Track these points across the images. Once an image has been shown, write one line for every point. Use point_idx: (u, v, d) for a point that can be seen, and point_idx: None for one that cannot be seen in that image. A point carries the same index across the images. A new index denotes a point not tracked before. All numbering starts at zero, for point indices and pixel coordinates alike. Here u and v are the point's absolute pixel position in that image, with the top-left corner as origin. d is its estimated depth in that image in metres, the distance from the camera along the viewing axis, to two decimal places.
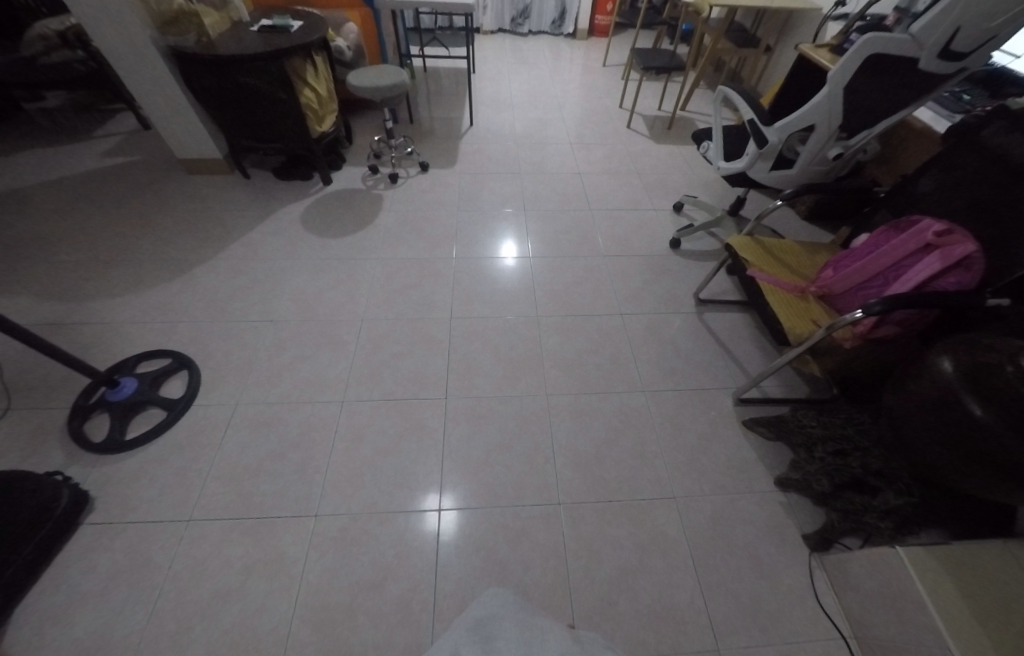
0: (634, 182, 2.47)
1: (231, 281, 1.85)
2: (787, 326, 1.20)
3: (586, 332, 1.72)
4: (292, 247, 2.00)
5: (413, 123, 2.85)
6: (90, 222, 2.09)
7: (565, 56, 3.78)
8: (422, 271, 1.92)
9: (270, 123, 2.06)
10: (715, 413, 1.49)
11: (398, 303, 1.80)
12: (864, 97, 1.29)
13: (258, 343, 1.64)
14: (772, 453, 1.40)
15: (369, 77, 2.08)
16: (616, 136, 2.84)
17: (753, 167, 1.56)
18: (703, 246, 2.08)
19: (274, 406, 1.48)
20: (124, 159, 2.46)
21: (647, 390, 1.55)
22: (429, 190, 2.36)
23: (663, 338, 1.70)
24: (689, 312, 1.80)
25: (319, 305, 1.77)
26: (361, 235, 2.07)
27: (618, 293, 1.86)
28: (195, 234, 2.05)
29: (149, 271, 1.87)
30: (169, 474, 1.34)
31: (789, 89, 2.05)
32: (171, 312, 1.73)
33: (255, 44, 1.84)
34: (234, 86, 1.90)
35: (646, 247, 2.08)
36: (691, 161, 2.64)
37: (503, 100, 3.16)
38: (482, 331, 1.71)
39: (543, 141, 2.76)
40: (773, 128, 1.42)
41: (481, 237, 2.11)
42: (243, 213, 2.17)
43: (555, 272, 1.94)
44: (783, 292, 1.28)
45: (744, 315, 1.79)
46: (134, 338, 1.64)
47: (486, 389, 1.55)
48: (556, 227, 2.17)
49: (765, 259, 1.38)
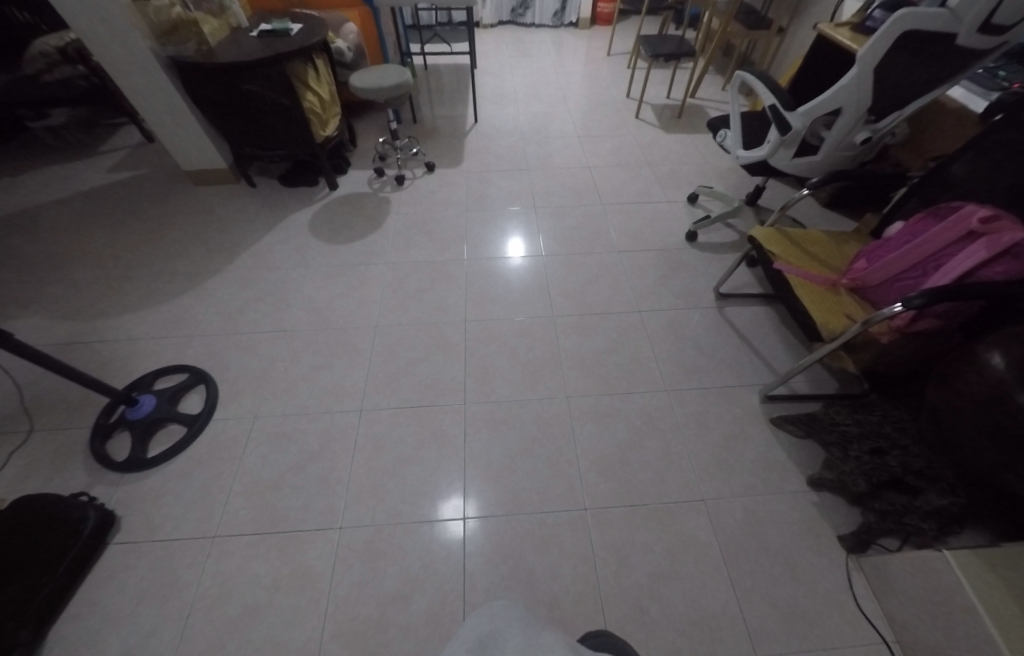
0: (646, 174, 2.41)
1: (244, 292, 1.84)
2: (819, 322, 1.16)
3: (604, 331, 1.68)
4: (301, 255, 1.98)
5: (417, 123, 2.81)
6: (100, 237, 2.09)
7: (568, 46, 3.70)
8: (434, 273, 1.89)
9: (273, 130, 2.03)
10: (742, 411, 1.45)
11: (411, 307, 1.77)
12: (893, 78, 1.23)
13: (273, 354, 1.63)
14: (801, 450, 1.36)
15: (372, 78, 2.03)
16: (624, 127, 2.78)
17: (775, 155, 1.51)
18: (720, 238, 2.03)
19: (294, 418, 1.47)
20: (131, 173, 2.45)
21: (670, 389, 1.51)
22: (435, 191, 2.32)
23: (683, 334, 1.66)
24: (708, 307, 1.75)
25: (331, 313, 1.75)
26: (371, 240, 2.05)
27: (635, 290, 1.82)
28: (205, 246, 2.04)
29: (162, 285, 1.87)
30: (192, 489, 1.33)
31: (808, 71, 1.98)
32: (185, 325, 1.72)
33: (256, 50, 1.81)
34: (237, 94, 1.88)
35: (661, 241, 2.03)
36: (703, 150, 2.58)
37: (506, 95, 3.10)
38: (498, 333, 1.68)
39: (550, 136, 2.71)
40: (796, 113, 1.38)
41: (490, 237, 2.07)
42: (251, 222, 2.15)
43: (569, 271, 1.90)
44: (812, 285, 1.24)
45: (765, 308, 1.74)
46: (150, 354, 1.64)
47: (505, 393, 1.51)
48: (567, 224, 2.12)
49: (793, 252, 1.33)
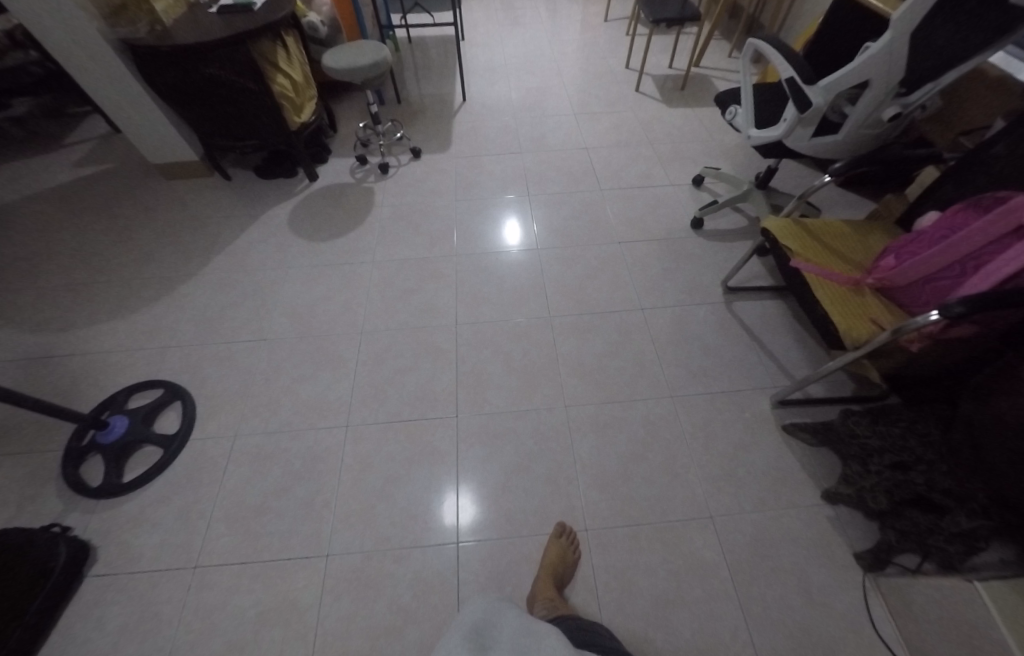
0: (648, 155, 2.24)
1: (221, 297, 1.73)
2: (842, 329, 1.04)
3: (604, 332, 1.57)
4: (279, 255, 1.86)
5: (401, 103, 2.63)
6: (68, 241, 1.97)
7: (562, 12, 3.44)
8: (422, 272, 1.77)
9: (243, 118, 1.88)
10: (752, 417, 1.36)
11: (399, 310, 1.65)
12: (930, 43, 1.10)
13: (252, 365, 1.53)
14: (816, 460, 1.28)
15: (346, 56, 1.84)
16: (623, 102, 2.59)
17: (792, 134, 1.40)
18: (727, 225, 1.90)
19: (274, 436, 1.37)
20: (99, 168, 2.31)
21: (676, 396, 1.41)
22: (422, 179, 2.17)
23: (688, 334, 1.55)
24: (715, 303, 1.63)
25: (313, 318, 1.64)
26: (354, 236, 1.92)
27: (637, 285, 1.70)
28: (179, 248, 1.92)
29: (135, 292, 1.77)
30: (172, 517, 1.26)
31: (826, 36, 1.80)
32: (159, 336, 1.63)
33: (216, 28, 1.65)
34: (198, 80, 1.72)
35: (664, 230, 1.89)
36: (709, 126, 2.40)
37: (497, 69, 2.89)
38: (492, 336, 1.57)
39: (544, 114, 2.52)
40: (816, 88, 1.26)
41: (482, 228, 1.94)
42: (228, 221, 2.03)
43: (566, 265, 1.77)
44: (834, 285, 1.12)
45: (777, 303, 1.63)
46: (122, 369, 1.54)
47: (499, 404, 1.41)
48: (564, 213, 1.98)
49: (811, 247, 1.21)
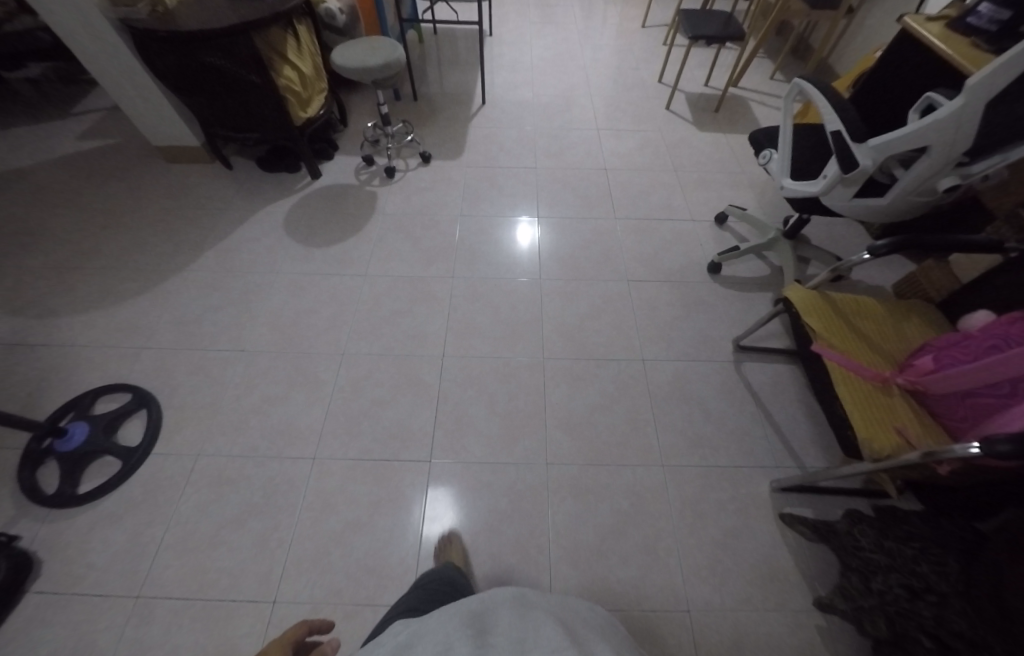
0: (670, 183, 2.09)
1: (205, 297, 1.65)
2: (862, 437, 0.93)
3: (598, 381, 1.46)
4: (271, 257, 1.77)
5: (418, 100, 2.51)
6: (62, 218, 1.91)
7: (598, 15, 3.27)
8: (415, 292, 1.67)
9: (246, 109, 1.78)
10: (747, 500, 1.25)
11: (385, 332, 1.55)
12: (991, 114, 0.98)
13: (224, 378, 1.45)
14: (811, 559, 1.17)
15: (357, 53, 1.73)
16: (651, 121, 2.43)
17: (831, 192, 1.25)
18: (747, 273, 1.75)
19: (237, 462, 1.29)
20: (103, 142, 2.25)
21: (667, 465, 1.30)
22: (429, 188, 2.06)
23: (690, 394, 1.44)
24: (722, 362, 1.51)
25: (295, 332, 1.55)
26: (350, 244, 1.82)
27: (641, 332, 1.58)
28: (171, 238, 1.85)
29: (118, 282, 1.69)
30: (119, 537, 1.19)
31: (880, 75, 1.65)
32: (137, 334, 1.56)
33: (220, 14, 1.55)
34: (198, 66, 1.62)
35: (679, 272, 1.76)
36: (740, 156, 2.24)
37: (523, 70, 2.74)
38: (478, 373, 1.47)
39: (567, 126, 2.38)
40: (866, 147, 1.11)
41: (485, 248, 1.83)
42: (223, 213, 1.94)
43: (568, 300, 1.66)
44: (859, 381, 1.00)
45: (791, 369, 1.49)
46: (94, 366, 1.48)
47: (476, 452, 1.32)
48: (574, 239, 1.86)
49: (838, 327, 1.08)
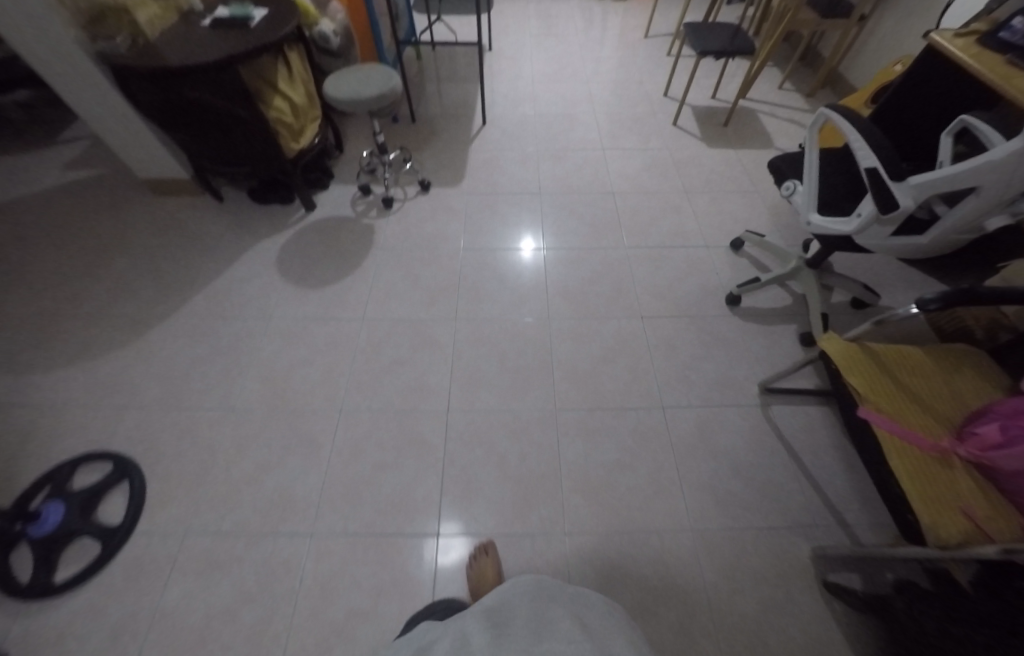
0: (681, 207, 2.00)
1: (192, 348, 1.54)
2: (926, 521, 0.82)
3: (617, 434, 1.36)
4: (263, 301, 1.67)
5: (415, 122, 2.41)
6: (38, 260, 1.79)
7: (599, 25, 3.18)
8: (416, 338, 1.57)
9: (233, 144, 1.67)
10: (787, 568, 1.15)
11: (385, 385, 1.46)
12: None
13: (213, 442, 1.34)
14: (860, 638, 1.06)
15: (351, 83, 1.63)
16: (657, 138, 2.34)
17: (865, 231, 1.15)
18: (770, 305, 1.65)
19: (228, 541, 1.19)
20: (85, 174, 2.13)
21: (697, 529, 1.20)
22: (429, 219, 1.96)
23: (716, 446, 1.33)
24: (749, 407, 1.40)
25: (289, 388, 1.45)
26: (346, 284, 1.72)
27: (660, 376, 1.48)
28: (155, 280, 1.73)
29: (99, 332, 1.58)
30: (99, 633, 1.07)
31: (905, 93, 1.55)
32: (120, 392, 1.44)
33: (204, 47, 1.45)
34: (181, 102, 1.51)
35: (696, 305, 1.66)
36: (752, 174, 2.14)
37: (523, 87, 2.65)
38: (487, 428, 1.37)
39: (569, 146, 2.29)
40: (907, 186, 1.01)
41: (488, 284, 1.73)
42: (210, 251, 1.82)
43: (580, 341, 1.56)
44: (913, 451, 0.89)
45: (823, 413, 1.39)
46: (72, 430, 1.36)
47: (488, 520, 1.22)
48: (583, 273, 1.76)
49: (882, 385, 0.97)
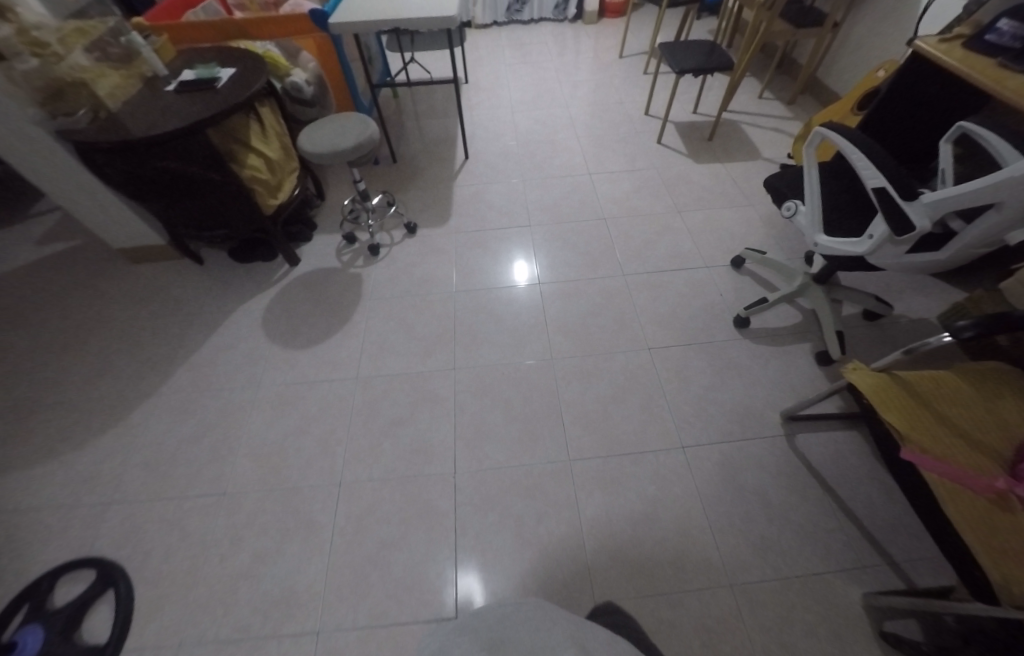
0: (676, 228, 1.95)
1: (179, 428, 1.46)
2: (996, 579, 0.73)
3: (637, 483, 1.28)
4: (251, 368, 1.59)
5: (397, 161, 2.36)
6: (12, 344, 1.70)
7: (572, 48, 3.19)
8: (415, 394, 1.49)
9: (208, 208, 1.61)
10: (838, 622, 1.05)
11: (386, 450, 1.38)
12: None
13: (205, 534, 1.26)
14: None
15: (326, 136, 1.58)
16: (642, 158, 2.31)
17: (878, 251, 1.09)
18: (780, 324, 1.59)
19: (226, 648, 1.09)
20: (60, 245, 2.06)
21: (735, 584, 1.11)
22: (418, 263, 1.89)
23: (745, 486, 1.25)
24: (773, 440, 1.33)
25: (284, 464, 1.37)
26: (337, 341, 1.65)
27: (675, 413, 1.40)
28: (135, 355, 1.65)
29: (80, 418, 1.49)
30: None
31: (894, 100, 1.52)
32: (104, 485, 1.35)
33: (170, 115, 1.39)
34: (150, 173, 1.45)
35: (704, 332, 1.59)
36: (743, 188, 2.10)
37: (502, 117, 2.63)
38: (498, 488, 1.29)
39: (555, 174, 2.26)
40: (919, 206, 0.95)
41: (485, 327, 1.66)
42: (193, 318, 1.75)
43: (587, 381, 1.49)
44: (969, 495, 0.81)
45: (852, 439, 1.31)
46: (53, 534, 1.26)
47: (508, 596, 1.12)
48: (582, 306, 1.70)
49: (921, 420, 0.90)
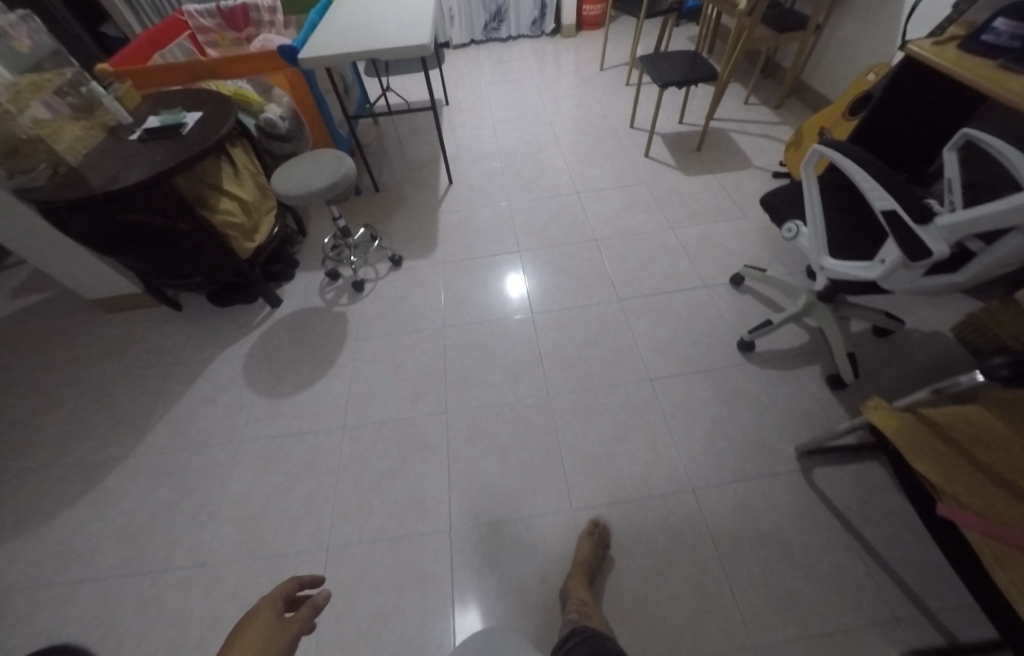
0: (670, 245, 1.88)
1: (156, 493, 1.37)
2: None
3: (646, 532, 1.18)
4: (232, 421, 1.51)
5: (379, 190, 2.30)
6: None
7: (553, 63, 3.15)
8: (406, 441, 1.41)
9: (180, 257, 1.54)
10: None
11: (376, 507, 1.29)
12: None
13: (184, 613, 1.16)
14: None
15: (300, 176, 1.51)
16: (631, 172, 2.25)
17: (891, 275, 1.01)
18: (786, 346, 1.51)
19: None
20: (33, 298, 1.98)
21: (760, 646, 1.01)
22: (405, 298, 1.82)
23: (762, 531, 1.16)
24: (789, 476, 1.23)
25: (268, 528, 1.28)
26: (322, 387, 1.57)
27: (681, 450, 1.31)
28: (111, 414, 1.56)
29: (50, 487, 1.40)
30: None
31: (888, 106, 1.46)
32: (75, 562, 1.26)
33: (134, 166, 1.33)
34: (116, 227, 1.38)
35: (707, 358, 1.51)
36: (737, 200, 2.03)
37: (485, 137, 2.58)
38: (497, 544, 1.20)
39: (542, 194, 2.19)
40: (934, 229, 0.88)
41: (477, 363, 1.58)
42: (171, 370, 1.67)
43: (586, 418, 1.41)
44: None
45: (874, 472, 1.22)
46: (20, 623, 1.17)
47: None
48: (578, 335, 1.62)
49: (959, 469, 0.80)
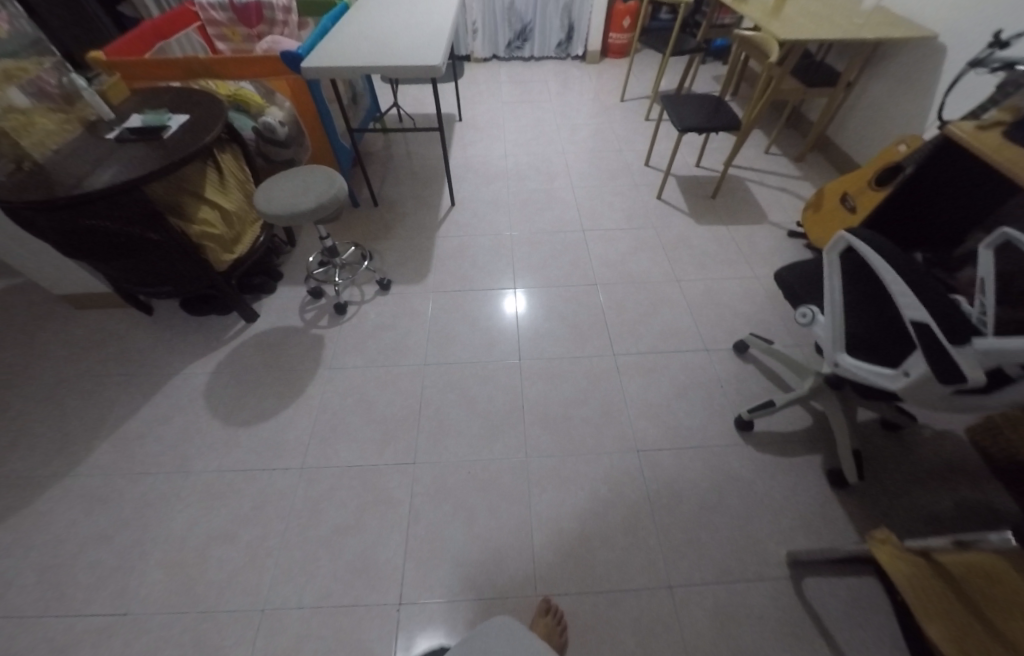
0: (674, 299, 1.78)
1: (88, 522, 1.26)
2: None
3: (613, 632, 1.07)
4: (184, 447, 1.40)
5: (378, 205, 2.21)
6: None
7: (574, 88, 3.08)
8: (366, 492, 1.30)
9: (149, 265, 1.43)
10: None
11: (323, 567, 1.18)
12: None
13: None
14: None
15: (285, 194, 1.41)
16: (641, 214, 2.15)
17: (916, 390, 0.90)
18: (786, 429, 1.40)
19: None
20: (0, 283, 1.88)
21: None
22: (388, 326, 1.71)
23: (742, 647, 1.04)
24: (777, 585, 1.12)
25: (202, 578, 1.16)
26: (286, 418, 1.46)
27: (662, 537, 1.20)
28: (57, 424, 1.45)
29: None
30: None
31: (917, 185, 1.37)
32: None
33: (103, 169, 1.22)
34: (78, 232, 1.27)
35: (700, 432, 1.40)
36: (749, 256, 1.93)
37: (495, 160, 2.49)
38: (449, 627, 1.08)
39: (547, 227, 2.10)
40: (970, 356, 0.77)
41: (455, 410, 1.47)
42: (130, 380, 1.56)
43: (563, 487, 1.30)
44: None
45: (871, 592, 1.11)
46: None
47: None
48: (566, 389, 1.51)
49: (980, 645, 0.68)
